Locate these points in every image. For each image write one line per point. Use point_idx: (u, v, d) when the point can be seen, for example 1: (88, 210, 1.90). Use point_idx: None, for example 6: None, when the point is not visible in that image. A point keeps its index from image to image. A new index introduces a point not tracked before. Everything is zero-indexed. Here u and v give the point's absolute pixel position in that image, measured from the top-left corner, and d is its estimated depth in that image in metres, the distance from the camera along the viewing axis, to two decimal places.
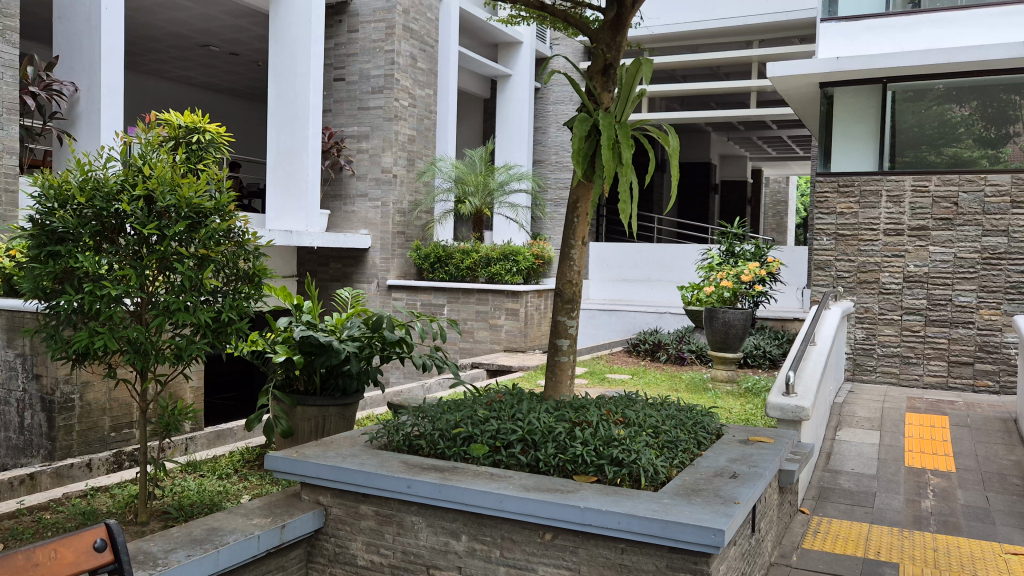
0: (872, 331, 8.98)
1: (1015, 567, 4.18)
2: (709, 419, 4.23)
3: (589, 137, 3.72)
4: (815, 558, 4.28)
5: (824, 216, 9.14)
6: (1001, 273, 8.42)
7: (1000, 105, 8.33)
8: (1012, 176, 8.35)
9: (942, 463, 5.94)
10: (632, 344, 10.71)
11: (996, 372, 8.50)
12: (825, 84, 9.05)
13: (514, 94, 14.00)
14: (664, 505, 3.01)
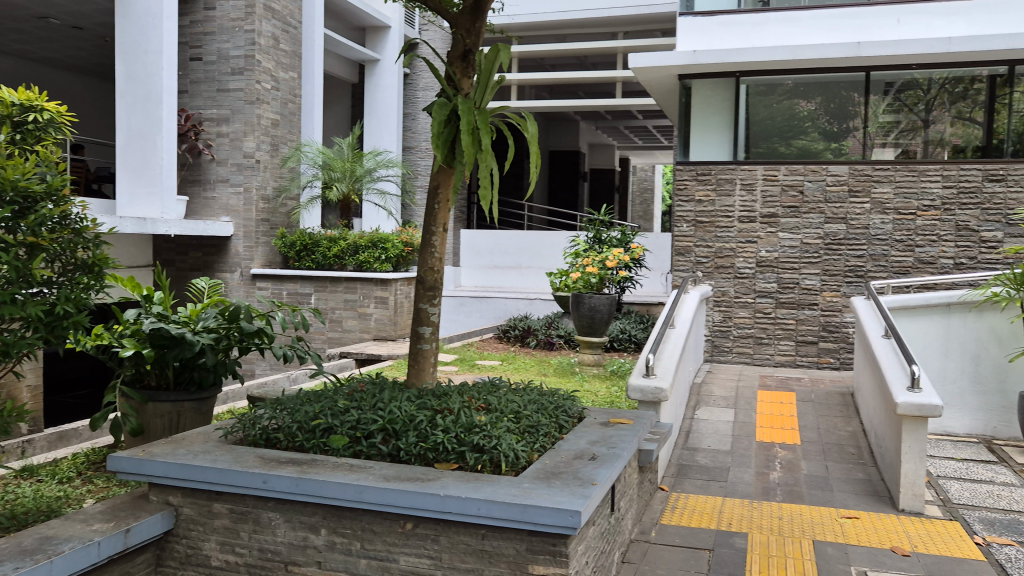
0: (727, 314, 9.40)
1: (849, 530, 4.50)
2: (571, 403, 4.31)
3: (449, 123, 3.68)
4: (672, 532, 4.45)
5: (684, 203, 9.48)
6: (841, 258, 9.03)
7: (841, 101, 8.93)
8: (850, 167, 8.96)
9: (788, 437, 6.32)
10: (502, 331, 10.79)
11: (838, 350, 9.08)
12: (683, 76, 9.41)
13: (383, 80, 13.76)
14: (524, 489, 3.05)
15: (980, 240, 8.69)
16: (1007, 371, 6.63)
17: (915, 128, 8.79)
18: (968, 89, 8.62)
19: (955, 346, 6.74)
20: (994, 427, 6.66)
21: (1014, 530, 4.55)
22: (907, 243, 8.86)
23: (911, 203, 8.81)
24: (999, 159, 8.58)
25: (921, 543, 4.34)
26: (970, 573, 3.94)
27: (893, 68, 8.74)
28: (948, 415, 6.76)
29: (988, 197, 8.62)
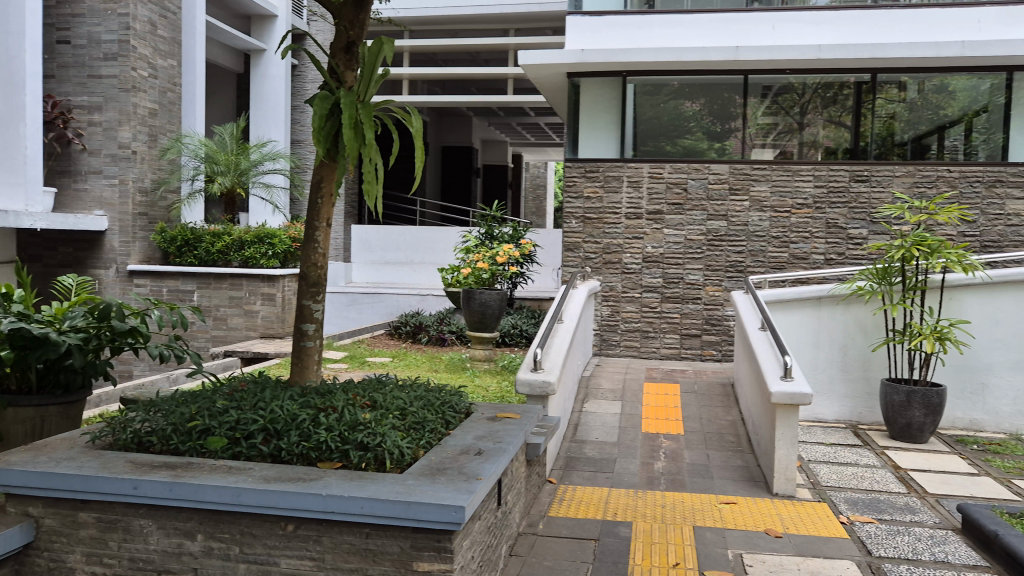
0: (615, 309, 9.61)
1: (727, 515, 4.68)
2: (458, 398, 4.31)
3: (331, 116, 3.61)
4: (559, 524, 4.52)
5: (572, 200, 9.64)
6: (723, 253, 9.38)
7: (723, 103, 9.30)
8: (731, 166, 9.31)
9: (672, 427, 6.52)
10: (394, 327, 10.68)
11: (720, 342, 9.41)
12: (572, 74, 9.55)
13: (272, 71, 13.37)
14: (408, 486, 3.02)
15: (848, 237, 9.20)
16: (871, 360, 7.05)
17: (791, 130, 9.22)
18: (838, 94, 9.12)
19: (825, 337, 7.10)
20: (860, 412, 7.07)
21: (875, 508, 4.85)
22: (782, 239, 9.28)
23: (786, 201, 9.24)
24: (865, 160, 9.12)
25: (792, 524, 4.56)
26: (836, 550, 4.18)
27: (770, 73, 9.18)
28: (819, 403, 7.13)
29: (854, 196, 9.14)
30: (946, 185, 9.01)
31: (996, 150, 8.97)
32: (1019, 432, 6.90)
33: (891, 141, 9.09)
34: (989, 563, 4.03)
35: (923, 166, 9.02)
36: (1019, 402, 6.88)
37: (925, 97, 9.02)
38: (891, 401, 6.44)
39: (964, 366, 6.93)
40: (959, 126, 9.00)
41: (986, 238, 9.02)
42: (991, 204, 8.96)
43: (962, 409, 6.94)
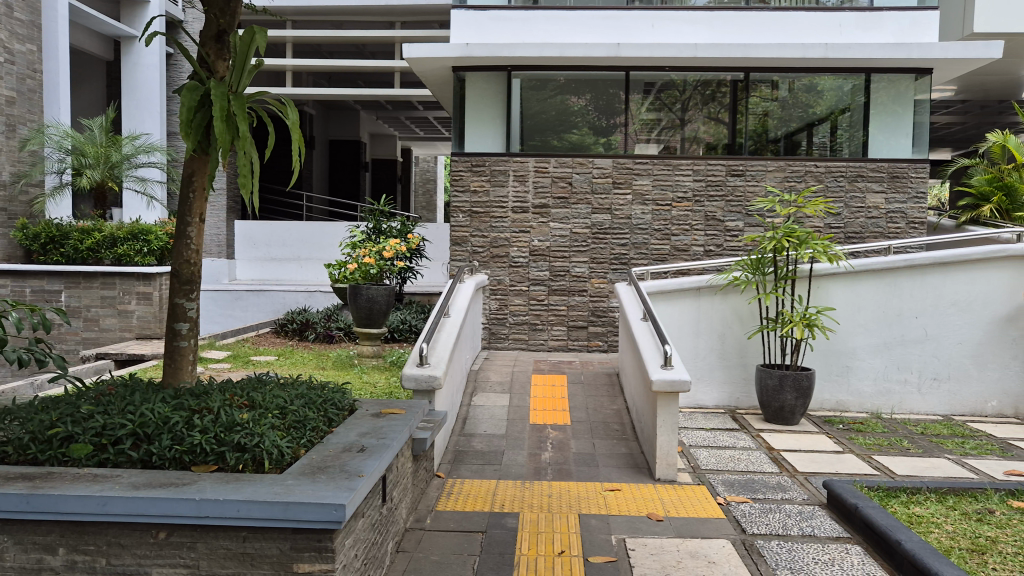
0: (503, 302, 9.68)
1: (611, 502, 4.80)
2: (341, 395, 4.24)
3: (202, 108, 3.46)
4: (447, 518, 4.51)
5: (459, 194, 9.63)
6: (607, 247, 9.58)
7: (608, 98, 9.49)
8: (614, 161, 9.52)
9: (559, 418, 6.62)
10: (280, 325, 10.41)
11: (606, 333, 9.62)
12: (457, 68, 9.57)
13: (144, 59, 12.75)
14: (287, 486, 2.95)
15: (725, 230, 9.57)
16: (746, 347, 7.36)
17: (674, 126, 9.50)
18: (716, 91, 9.49)
19: (704, 326, 7.36)
20: (737, 397, 7.38)
21: (750, 488, 5.08)
22: (664, 232, 9.56)
23: (667, 195, 9.53)
24: (740, 156, 9.51)
25: (673, 507, 4.72)
26: (713, 530, 4.35)
27: (651, 70, 9.44)
28: (699, 389, 7.39)
29: (731, 189, 9.51)
30: (814, 180, 9.51)
31: (858, 147, 9.54)
32: (880, 410, 7.37)
33: (764, 138, 9.52)
34: (850, 534, 4.29)
35: (793, 162, 9.48)
36: (879, 382, 7.35)
37: (795, 97, 9.50)
38: (765, 385, 6.75)
39: (831, 351, 7.33)
40: (826, 124, 9.52)
41: (849, 230, 9.57)
42: (854, 197, 9.52)
43: (829, 391, 7.35)
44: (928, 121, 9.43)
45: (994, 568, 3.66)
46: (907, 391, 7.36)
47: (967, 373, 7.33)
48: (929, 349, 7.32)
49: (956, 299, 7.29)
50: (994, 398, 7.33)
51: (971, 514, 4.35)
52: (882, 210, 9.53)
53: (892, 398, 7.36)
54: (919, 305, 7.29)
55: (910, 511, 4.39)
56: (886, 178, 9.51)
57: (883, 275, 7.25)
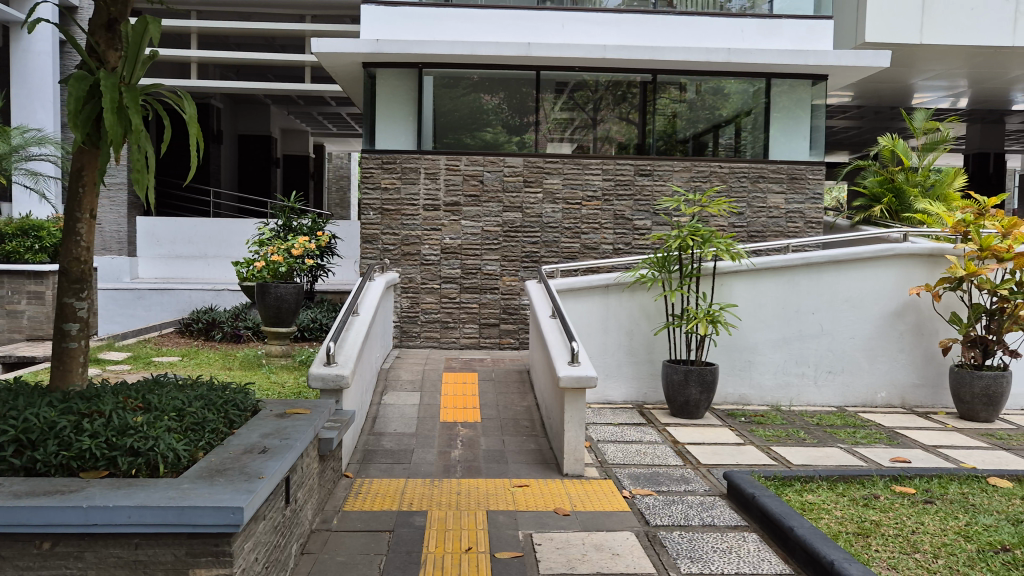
0: (415, 300, 9.62)
1: (519, 498, 4.84)
2: (243, 396, 4.15)
3: (91, 99, 3.32)
4: (354, 518, 4.47)
5: (370, 191, 9.53)
6: (518, 244, 9.64)
7: (522, 97, 9.57)
8: (524, 159, 9.59)
9: (469, 415, 6.64)
10: (184, 325, 10.10)
11: (517, 331, 9.68)
12: (368, 64, 9.48)
13: (35, 46, 12.15)
14: (183, 490, 2.87)
15: (634, 228, 9.76)
16: (654, 344, 7.54)
17: (586, 126, 9.66)
18: (626, 92, 9.68)
19: (613, 322, 7.49)
20: (644, 393, 7.55)
21: (654, 481, 5.20)
22: (574, 230, 9.69)
23: (576, 193, 9.65)
24: (648, 156, 9.72)
25: (580, 502, 4.79)
26: (617, 523, 4.44)
27: (563, 70, 9.55)
28: (608, 385, 7.52)
29: (638, 189, 9.72)
30: (718, 180, 9.80)
31: (760, 148, 9.90)
32: (779, 403, 7.65)
33: (673, 138, 9.77)
34: (747, 523, 4.45)
35: (699, 162, 9.75)
36: (779, 376, 7.63)
37: (701, 98, 9.78)
38: (671, 380, 6.92)
39: (733, 346, 7.57)
40: (730, 126, 9.83)
41: (752, 229, 9.90)
42: (756, 197, 9.86)
43: (732, 385, 7.59)
44: (824, 125, 9.95)
45: (877, 550, 3.86)
46: (805, 384, 7.66)
47: (859, 366, 7.69)
48: (825, 343, 7.65)
49: (849, 296, 7.63)
50: (884, 389, 7.72)
51: (859, 500, 4.56)
52: (782, 210, 9.89)
53: (791, 391, 7.66)
54: (816, 302, 7.60)
55: (803, 498, 4.58)
56: (786, 180, 9.90)
57: (783, 273, 7.53)
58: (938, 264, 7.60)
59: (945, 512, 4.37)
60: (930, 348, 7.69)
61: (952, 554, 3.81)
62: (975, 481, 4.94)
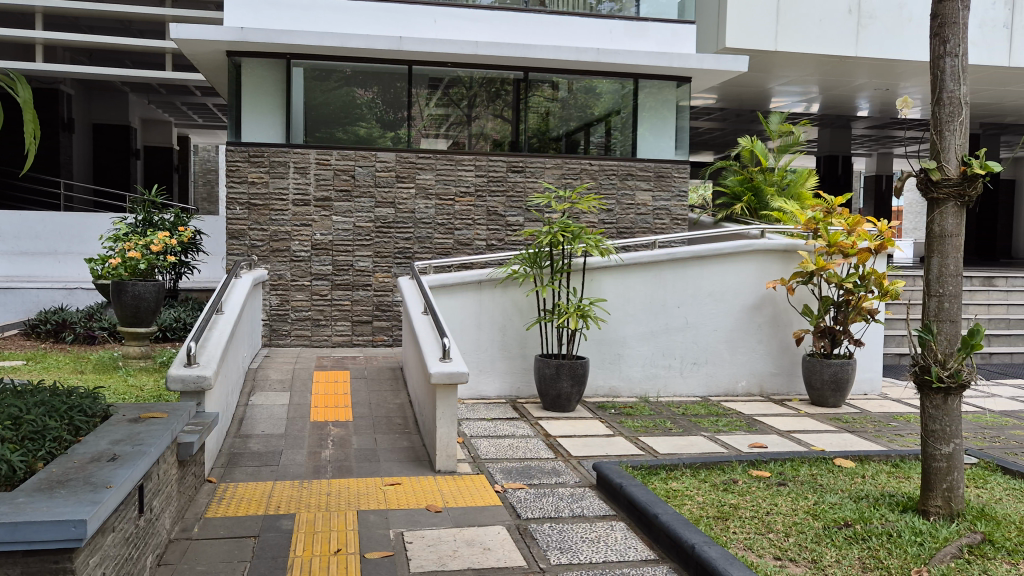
0: (284, 297, 9.34)
1: (391, 496, 4.79)
2: (92, 401, 3.90)
3: None
4: (217, 525, 4.29)
5: (236, 185, 9.20)
6: (391, 240, 9.53)
7: (396, 91, 9.50)
8: (396, 154, 9.48)
9: (341, 414, 6.51)
10: (31, 326, 9.43)
11: (390, 328, 9.56)
12: (231, 53, 9.13)
13: None
14: (17, 504, 2.67)
15: (507, 224, 9.84)
16: (526, 338, 7.62)
17: (461, 122, 9.68)
18: (500, 89, 9.78)
19: (486, 318, 7.52)
20: (517, 387, 7.62)
21: (526, 475, 5.25)
22: (447, 226, 9.66)
23: (449, 189, 9.63)
24: (520, 153, 9.84)
25: (452, 498, 4.78)
26: (489, 517, 4.45)
27: (435, 65, 9.56)
28: (481, 380, 7.55)
29: (511, 185, 9.81)
30: (588, 177, 10.03)
31: (629, 147, 10.21)
32: (647, 394, 7.89)
33: (546, 136, 9.93)
34: (614, 512, 4.56)
35: (570, 160, 9.95)
36: (647, 368, 7.87)
37: (573, 97, 9.98)
38: (543, 374, 7.01)
39: (603, 340, 7.75)
40: (601, 125, 10.08)
41: (621, 226, 10.18)
42: (624, 194, 10.14)
43: (602, 377, 7.77)
44: (688, 125, 10.38)
45: (734, 532, 4.04)
46: (671, 375, 7.93)
47: (721, 357, 8.03)
48: (690, 336, 7.95)
49: (712, 290, 7.96)
50: (744, 378, 8.09)
51: (719, 485, 4.76)
52: (649, 207, 10.23)
53: (658, 382, 7.91)
54: (681, 296, 7.89)
55: (668, 486, 4.74)
56: (652, 178, 10.24)
57: (650, 268, 7.78)
58: (791, 259, 8.05)
59: (796, 493, 4.63)
60: (785, 338, 8.14)
61: (802, 531, 4.03)
62: (822, 463, 5.26)
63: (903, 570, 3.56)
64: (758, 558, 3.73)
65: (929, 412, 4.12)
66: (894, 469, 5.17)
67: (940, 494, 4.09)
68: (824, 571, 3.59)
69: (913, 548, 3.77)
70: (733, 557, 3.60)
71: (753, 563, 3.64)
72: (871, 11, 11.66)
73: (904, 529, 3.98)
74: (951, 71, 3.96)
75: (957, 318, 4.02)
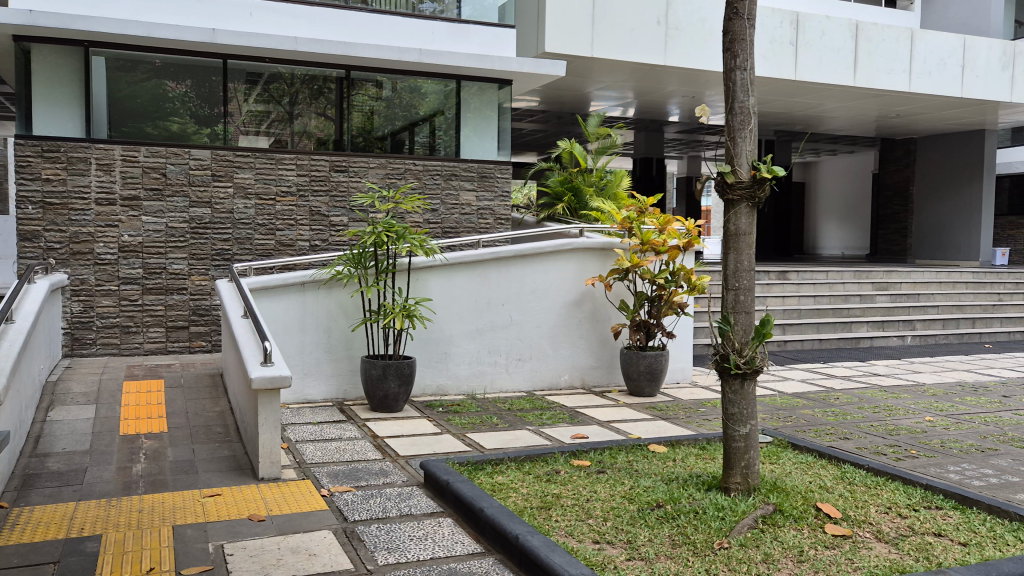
0: (88, 303, 8.69)
1: (210, 508, 4.59)
2: None
3: None
4: (10, 553, 3.94)
5: (27, 182, 8.45)
6: (207, 241, 9.10)
7: (211, 86, 9.12)
8: (212, 152, 9.09)
9: (154, 426, 6.16)
10: None
11: (208, 333, 9.12)
12: (20, 38, 8.38)
13: None
14: None
15: (330, 224, 9.66)
16: (352, 339, 7.54)
17: (282, 119, 9.46)
18: (322, 87, 9.68)
19: (310, 320, 7.37)
20: (344, 390, 7.51)
21: (353, 477, 5.20)
22: (268, 227, 9.35)
23: (269, 188, 9.34)
24: (343, 152, 9.74)
25: (276, 505, 4.66)
26: (315, 522, 4.38)
27: (253, 60, 9.27)
28: (306, 384, 7.37)
29: (334, 185, 9.66)
30: (412, 177, 10.10)
31: (452, 148, 10.38)
32: (474, 391, 8.00)
33: (370, 135, 9.91)
34: (442, 508, 4.62)
35: (395, 160, 9.97)
36: (473, 365, 7.98)
37: (398, 96, 10.07)
38: (370, 375, 6.96)
39: (429, 339, 7.79)
40: (425, 125, 10.20)
41: (445, 225, 10.30)
42: (449, 194, 10.29)
43: (429, 377, 7.81)
44: (510, 126, 10.73)
45: (557, 520, 4.20)
46: (497, 371, 8.09)
47: (544, 351, 8.28)
48: (514, 332, 8.15)
49: (535, 287, 8.21)
50: (566, 372, 8.39)
51: (542, 476, 4.93)
52: (473, 207, 10.43)
53: (484, 379, 8.04)
54: (505, 294, 8.08)
55: (493, 480, 4.85)
56: (476, 178, 10.46)
57: (474, 268, 7.90)
58: (608, 256, 8.44)
59: (613, 479, 4.89)
60: (604, 332, 8.52)
61: (618, 515, 4.26)
62: (638, 449, 5.58)
63: (708, 543, 3.85)
64: (579, 543, 3.91)
65: (728, 397, 4.46)
66: (700, 451, 5.57)
67: (739, 472, 4.46)
68: (638, 550, 3.81)
69: (716, 522, 4.09)
70: (555, 544, 3.75)
71: (573, 548, 3.81)
72: (677, 22, 12.41)
73: (709, 506, 4.29)
74: (742, 83, 4.31)
75: (751, 310, 4.38)
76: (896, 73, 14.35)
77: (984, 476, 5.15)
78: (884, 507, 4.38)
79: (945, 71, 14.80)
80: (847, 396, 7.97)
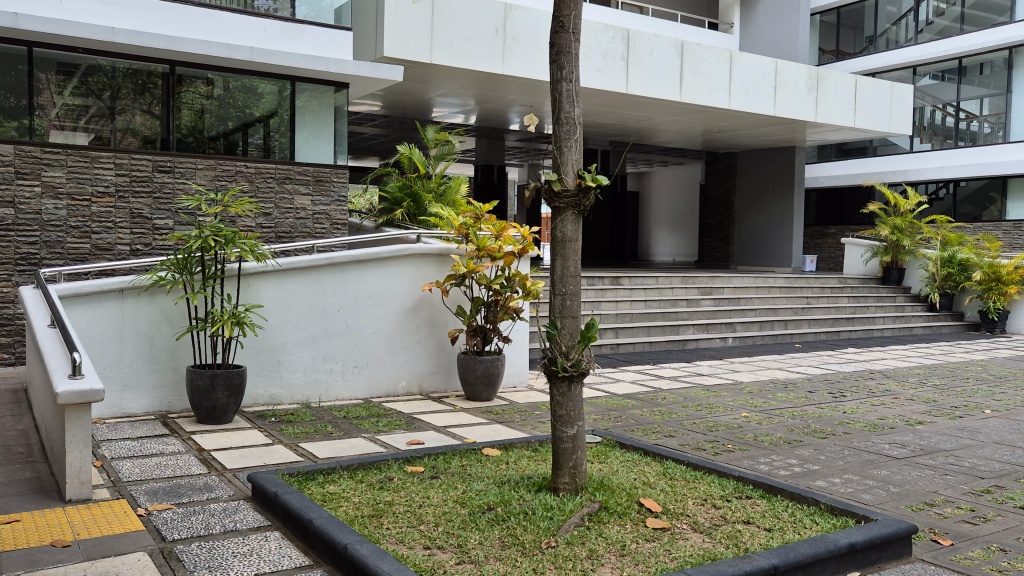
0: None
1: (6, 536, 4.21)
2: None
3: None
4: None
5: None
6: (10, 244, 8.40)
7: (17, 75, 8.41)
8: (15, 147, 8.39)
9: None
10: None
11: (11, 345, 8.44)
12: None
13: None
14: None
15: (153, 228, 9.16)
16: (177, 349, 7.16)
17: (102, 115, 8.92)
18: (146, 82, 9.17)
19: (130, 329, 6.94)
20: (168, 402, 7.12)
21: (174, 494, 4.93)
22: (82, 229, 8.76)
23: (84, 188, 8.76)
24: (169, 152, 9.28)
25: (84, 529, 4.34)
26: (128, 545, 4.12)
27: (66, 50, 8.65)
28: (125, 397, 6.93)
29: (158, 185, 9.19)
30: (243, 180, 9.78)
31: (287, 150, 10.13)
32: (309, 400, 7.80)
33: (201, 135, 9.52)
34: (270, 522, 4.47)
35: (225, 161, 9.63)
36: (307, 373, 7.79)
37: (230, 95, 9.72)
38: (196, 386, 6.63)
39: (261, 347, 7.53)
40: (260, 126, 9.93)
41: (279, 229, 10.04)
42: (282, 198, 10.04)
43: (261, 385, 7.55)
44: (347, 130, 10.57)
45: (387, 527, 4.17)
46: (332, 379, 7.93)
47: (381, 358, 8.19)
48: (350, 339, 8.02)
49: (371, 293, 8.11)
50: (404, 378, 8.33)
51: (375, 484, 4.88)
52: (308, 211, 10.22)
53: (319, 388, 7.86)
54: (341, 300, 7.93)
55: (324, 490, 4.74)
56: (311, 181, 10.26)
57: (308, 273, 7.71)
58: (445, 262, 8.47)
59: (446, 483, 4.90)
60: (441, 338, 8.54)
61: (450, 519, 4.28)
62: (471, 453, 5.62)
63: (536, 543, 3.94)
64: (409, 550, 3.89)
65: (557, 399, 4.57)
66: (533, 453, 5.69)
67: (567, 471, 4.60)
68: (468, 553, 3.85)
69: (544, 522, 4.18)
70: (384, 552, 3.71)
71: (403, 555, 3.79)
72: (515, 32, 12.65)
73: (538, 506, 4.39)
74: (567, 94, 4.44)
75: (578, 314, 4.52)
76: (717, 91, 15.30)
77: (789, 465, 5.58)
78: (701, 499, 4.64)
79: (760, 91, 15.94)
80: (673, 395, 8.40)
